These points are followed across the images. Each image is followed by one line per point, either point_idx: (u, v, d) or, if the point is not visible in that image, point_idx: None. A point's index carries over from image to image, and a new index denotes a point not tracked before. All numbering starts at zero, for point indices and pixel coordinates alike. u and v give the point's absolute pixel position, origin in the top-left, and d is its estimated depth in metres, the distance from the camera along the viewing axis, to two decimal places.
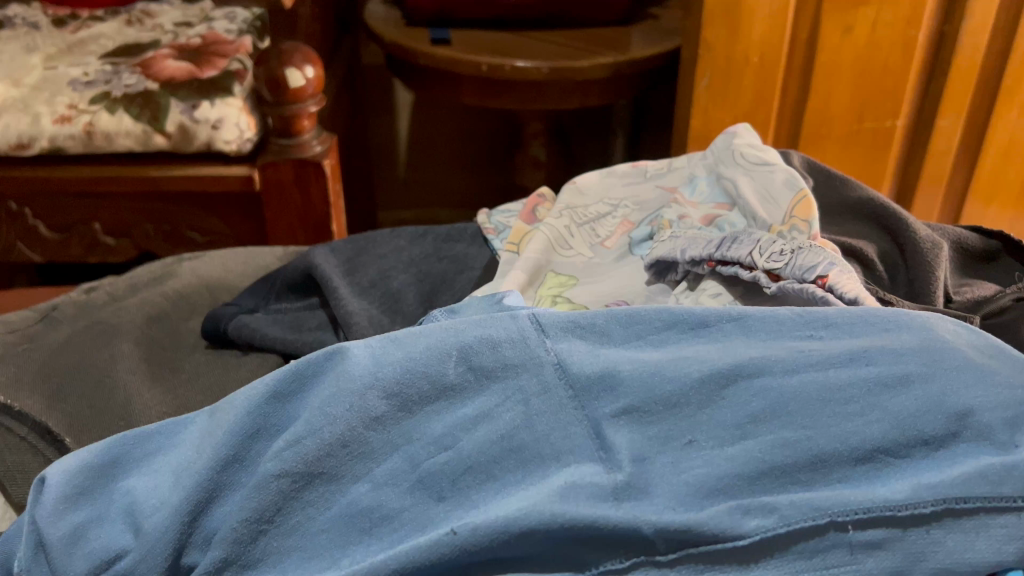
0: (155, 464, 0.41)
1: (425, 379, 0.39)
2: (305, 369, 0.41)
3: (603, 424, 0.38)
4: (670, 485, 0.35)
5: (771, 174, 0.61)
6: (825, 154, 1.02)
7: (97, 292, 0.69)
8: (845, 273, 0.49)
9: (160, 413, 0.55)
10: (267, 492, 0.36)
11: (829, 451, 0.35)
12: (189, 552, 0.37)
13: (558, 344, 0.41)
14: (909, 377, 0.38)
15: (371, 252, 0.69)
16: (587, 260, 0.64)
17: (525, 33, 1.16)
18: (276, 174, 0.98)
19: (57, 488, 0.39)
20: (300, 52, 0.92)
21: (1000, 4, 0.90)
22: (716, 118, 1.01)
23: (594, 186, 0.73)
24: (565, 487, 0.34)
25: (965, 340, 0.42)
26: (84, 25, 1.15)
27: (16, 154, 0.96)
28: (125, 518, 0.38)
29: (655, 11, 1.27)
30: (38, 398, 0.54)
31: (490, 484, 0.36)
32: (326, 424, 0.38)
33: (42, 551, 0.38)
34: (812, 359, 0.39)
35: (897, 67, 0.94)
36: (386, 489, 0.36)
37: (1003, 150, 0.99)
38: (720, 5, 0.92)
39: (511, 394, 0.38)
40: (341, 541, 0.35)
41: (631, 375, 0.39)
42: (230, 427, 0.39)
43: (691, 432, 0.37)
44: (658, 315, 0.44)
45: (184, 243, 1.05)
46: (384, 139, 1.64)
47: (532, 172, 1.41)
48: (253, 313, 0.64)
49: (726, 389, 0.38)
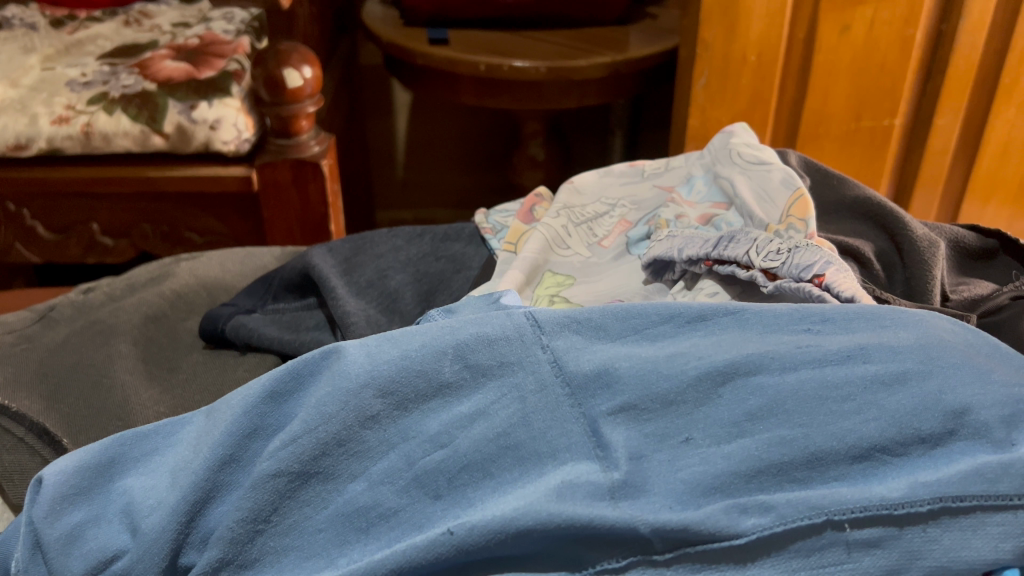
0: (151, 464, 0.41)
1: (421, 378, 0.39)
2: (301, 368, 0.41)
3: (599, 422, 0.38)
4: (666, 483, 0.35)
5: (768, 173, 0.61)
6: (823, 153, 1.02)
7: (95, 292, 0.69)
8: (842, 272, 0.49)
9: (158, 413, 0.55)
10: (263, 492, 0.36)
11: (825, 449, 0.35)
12: (186, 552, 0.37)
13: (555, 342, 0.41)
14: (905, 374, 0.38)
15: (369, 252, 0.69)
16: (584, 259, 0.64)
17: (522, 32, 1.16)
18: (273, 174, 0.98)
19: (53, 488, 0.39)
20: (297, 52, 0.92)
21: (997, 2, 0.90)
22: (714, 118, 1.01)
23: (591, 185, 0.73)
24: (562, 487, 0.34)
25: (963, 338, 0.42)
26: (82, 26, 1.15)
27: (14, 155, 0.96)
28: (122, 519, 0.38)
29: (653, 10, 1.27)
30: (36, 398, 0.54)
31: (486, 482, 0.36)
32: (322, 422, 0.38)
33: (39, 551, 0.38)
34: (809, 356, 0.39)
35: (894, 66, 0.94)
36: (382, 488, 0.36)
37: (1001, 148, 0.98)
38: (717, 4, 0.92)
39: (507, 392, 0.39)
40: (338, 541, 0.35)
41: (627, 374, 0.39)
42: (227, 427, 0.39)
43: (688, 430, 0.37)
44: (654, 313, 0.44)
45: (182, 243, 1.05)
46: (382, 138, 1.64)
47: (531, 172, 1.41)
48: (251, 314, 0.64)
49: (723, 387, 0.38)
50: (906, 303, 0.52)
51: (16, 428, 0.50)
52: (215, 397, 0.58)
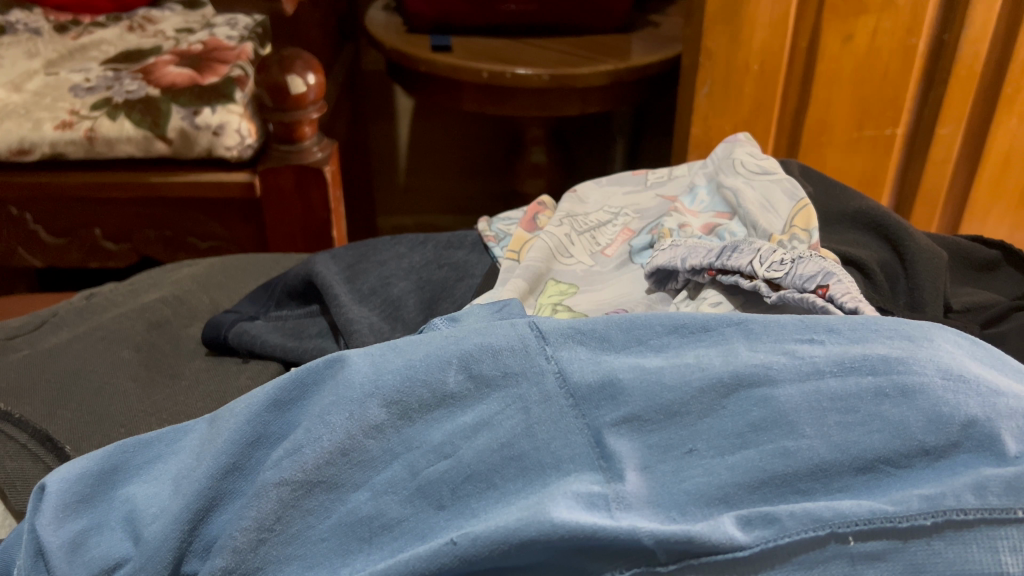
0: (154, 472, 0.41)
1: (425, 388, 0.39)
2: (305, 377, 0.41)
3: (604, 432, 0.38)
4: (670, 495, 0.35)
5: (772, 184, 0.62)
6: (825, 163, 1.02)
7: (97, 299, 0.69)
8: (846, 282, 0.50)
9: (160, 420, 0.55)
10: (266, 500, 0.36)
11: (830, 461, 0.35)
12: (188, 560, 0.37)
13: (559, 352, 0.41)
14: (909, 386, 0.38)
15: (372, 259, 0.69)
16: (587, 268, 0.64)
17: (525, 40, 1.17)
18: (276, 180, 0.98)
19: (57, 496, 0.39)
20: (300, 59, 0.92)
21: (1000, 13, 0.90)
22: (717, 126, 1.01)
23: (594, 194, 0.73)
24: (565, 496, 0.34)
25: (968, 351, 0.42)
26: (86, 31, 1.15)
27: (17, 160, 0.96)
28: (125, 527, 0.38)
29: (656, 18, 1.27)
30: (39, 405, 0.53)
31: (490, 492, 0.36)
32: (326, 432, 0.38)
33: (41, 559, 0.37)
34: (812, 367, 0.39)
35: (897, 75, 0.95)
36: (386, 498, 0.36)
37: (1003, 159, 0.98)
38: (721, 13, 0.92)
39: (511, 402, 0.39)
40: (340, 550, 0.35)
41: (632, 384, 0.39)
42: (231, 435, 0.39)
43: (692, 441, 0.37)
44: (658, 322, 0.44)
45: (185, 249, 1.05)
46: (385, 145, 1.64)
47: (532, 179, 1.41)
48: (254, 321, 0.64)
49: (728, 397, 0.38)
50: (909, 315, 0.52)
51: (19, 434, 0.50)
52: (217, 404, 0.58)
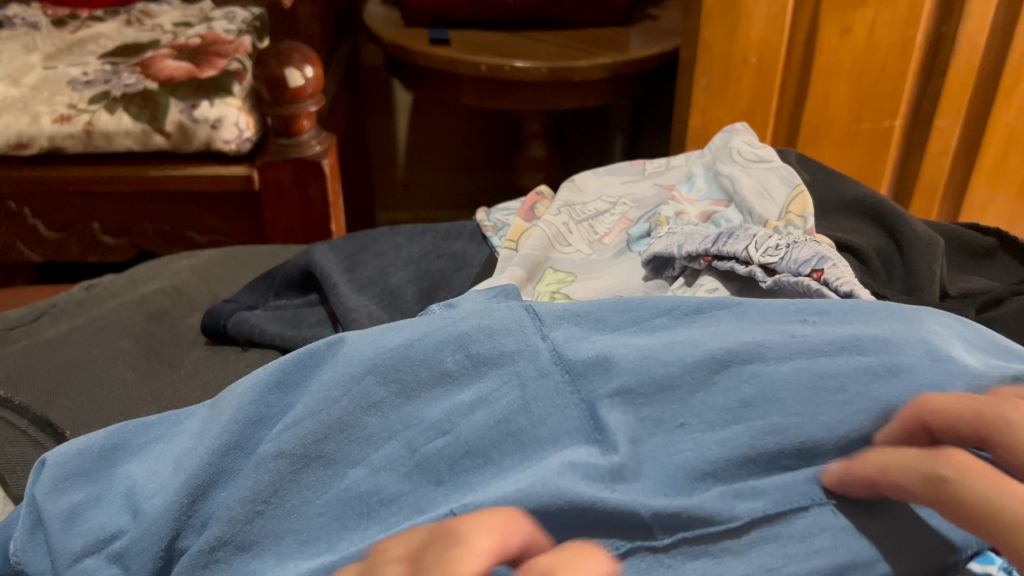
0: (155, 451, 0.41)
1: (423, 366, 0.40)
2: (306, 359, 0.42)
3: (599, 405, 0.38)
4: (663, 469, 0.36)
5: (768, 172, 0.62)
6: (823, 155, 1.02)
7: (97, 289, 0.69)
8: (841, 266, 0.50)
9: (160, 408, 0.55)
10: (265, 471, 0.36)
11: (818, 438, 0.35)
12: (185, 536, 0.37)
13: (554, 333, 0.41)
14: (899, 366, 0.38)
15: (371, 249, 0.69)
16: (585, 256, 0.64)
17: (523, 33, 1.17)
18: (275, 174, 0.98)
19: (56, 468, 0.39)
20: (298, 51, 0.92)
21: (999, 5, 0.90)
22: (715, 119, 1.01)
23: (592, 184, 0.73)
24: (559, 466, 0.34)
25: (956, 333, 0.42)
26: (84, 25, 1.15)
27: (16, 153, 0.96)
28: (123, 502, 0.38)
29: (654, 11, 1.27)
30: (39, 393, 0.54)
31: (487, 468, 0.36)
32: (325, 406, 0.38)
33: (39, 530, 0.38)
34: (805, 345, 0.39)
35: (895, 67, 0.95)
36: (383, 474, 0.37)
37: (1002, 152, 0.98)
38: (719, 5, 0.93)
39: (509, 379, 0.39)
40: (336, 525, 0.36)
41: (625, 361, 0.39)
42: (232, 414, 0.40)
43: (683, 415, 0.37)
44: (653, 303, 0.44)
45: (183, 243, 1.05)
46: (383, 139, 1.64)
47: (531, 173, 1.41)
48: (253, 310, 0.64)
49: (719, 374, 0.38)
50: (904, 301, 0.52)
51: (19, 420, 0.51)
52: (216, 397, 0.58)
